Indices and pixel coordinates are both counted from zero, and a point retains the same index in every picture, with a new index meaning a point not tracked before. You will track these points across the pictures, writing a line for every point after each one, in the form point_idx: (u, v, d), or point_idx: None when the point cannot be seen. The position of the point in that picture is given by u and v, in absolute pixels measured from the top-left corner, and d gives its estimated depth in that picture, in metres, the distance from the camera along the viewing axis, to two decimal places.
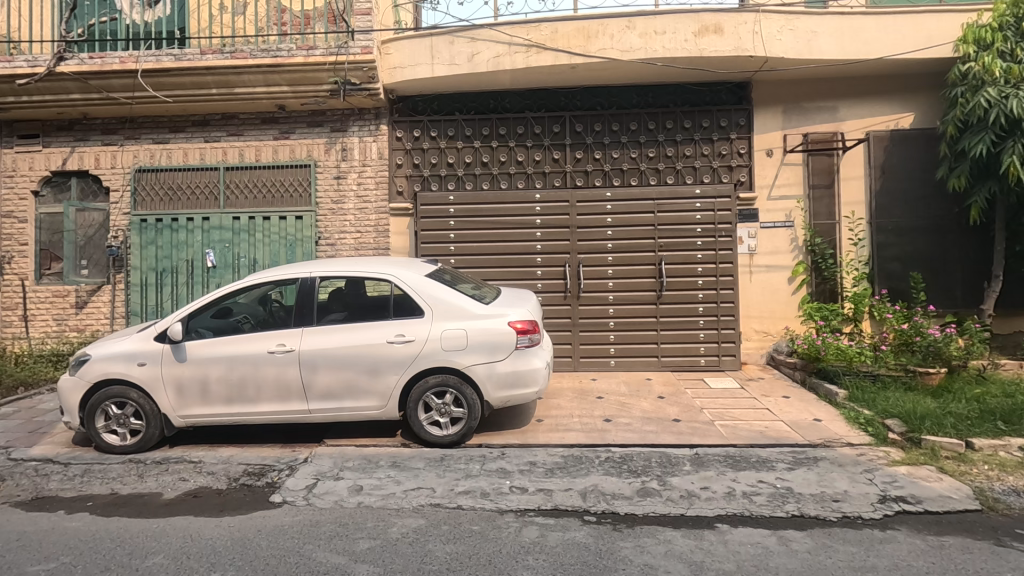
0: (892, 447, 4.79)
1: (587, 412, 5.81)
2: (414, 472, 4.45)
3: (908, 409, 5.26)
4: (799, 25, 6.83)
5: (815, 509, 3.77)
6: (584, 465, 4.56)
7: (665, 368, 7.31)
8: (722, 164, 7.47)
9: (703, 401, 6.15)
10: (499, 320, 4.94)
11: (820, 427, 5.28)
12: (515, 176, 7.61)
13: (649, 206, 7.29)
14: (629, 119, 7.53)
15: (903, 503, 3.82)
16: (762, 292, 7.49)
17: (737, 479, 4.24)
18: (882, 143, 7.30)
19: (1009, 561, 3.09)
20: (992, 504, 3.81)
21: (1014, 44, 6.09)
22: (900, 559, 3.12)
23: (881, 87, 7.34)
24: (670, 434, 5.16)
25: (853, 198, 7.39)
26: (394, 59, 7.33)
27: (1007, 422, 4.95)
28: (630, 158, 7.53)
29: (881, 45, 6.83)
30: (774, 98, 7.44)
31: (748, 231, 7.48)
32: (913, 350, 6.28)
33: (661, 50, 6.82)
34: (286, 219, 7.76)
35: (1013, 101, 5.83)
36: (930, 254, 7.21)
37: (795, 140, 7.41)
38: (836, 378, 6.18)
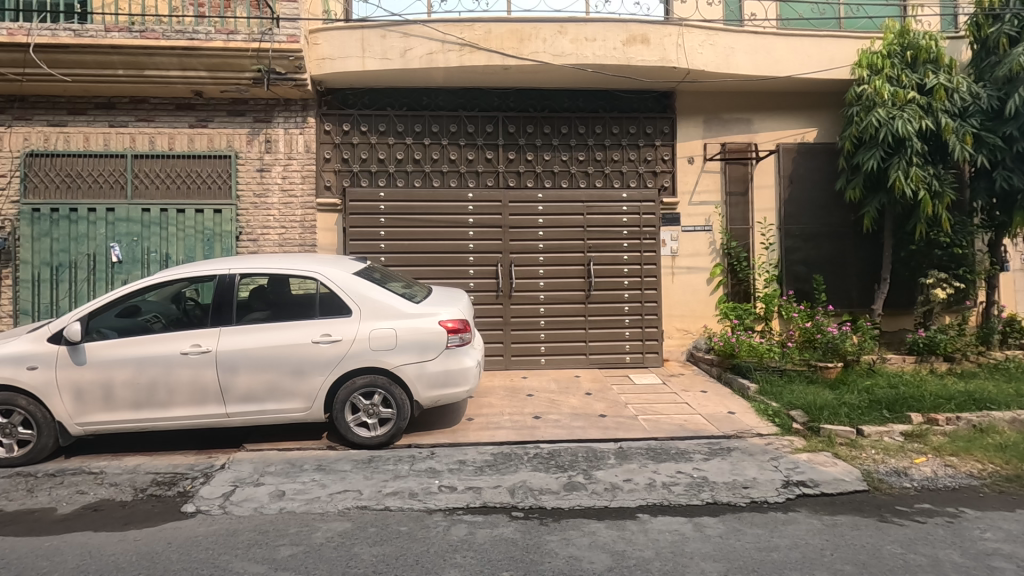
0: (796, 436, 5.20)
1: (517, 410, 5.89)
2: (340, 475, 4.34)
3: (809, 401, 5.73)
4: (718, 41, 7.24)
5: (727, 496, 4.03)
6: (513, 462, 4.62)
7: (593, 365, 7.54)
8: (647, 170, 7.80)
9: (628, 397, 6.40)
10: (430, 318, 4.91)
11: (734, 419, 5.64)
12: (448, 174, 7.57)
13: (579, 208, 7.52)
14: (560, 122, 7.69)
15: (804, 487, 4.16)
16: (683, 292, 7.87)
17: (657, 470, 4.46)
18: (790, 154, 7.88)
19: (891, 535, 3.44)
20: (878, 485, 4.23)
21: (900, 70, 6.76)
22: (800, 539, 3.40)
23: (789, 103, 7.92)
24: (596, 429, 5.34)
25: (765, 205, 7.93)
26: (322, 49, 7.09)
27: (892, 410, 5.50)
28: (561, 161, 7.69)
29: (790, 65, 7.38)
30: (695, 108, 7.84)
31: (671, 235, 7.84)
32: (815, 346, 6.85)
33: (592, 57, 7.01)
34: (203, 212, 7.30)
35: (899, 121, 6.47)
36: (831, 258, 7.87)
37: (714, 149, 7.86)
38: (749, 373, 6.61)
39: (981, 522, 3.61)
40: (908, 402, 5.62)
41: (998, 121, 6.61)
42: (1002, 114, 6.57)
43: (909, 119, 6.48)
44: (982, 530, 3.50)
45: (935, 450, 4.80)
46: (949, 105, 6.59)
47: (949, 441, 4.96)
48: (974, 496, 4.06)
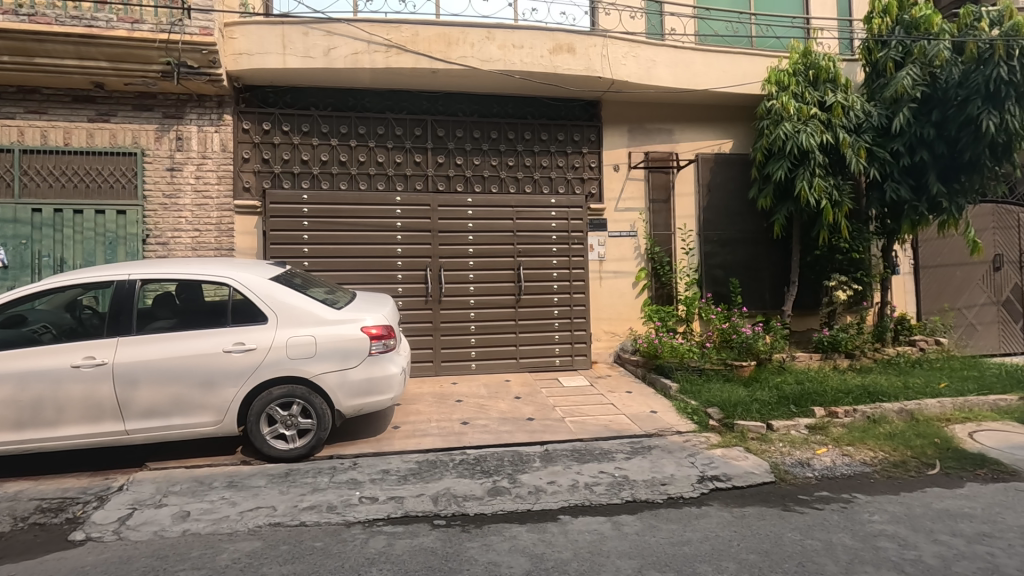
0: (712, 433, 5.46)
1: (445, 416, 5.83)
2: (253, 491, 4.12)
3: (724, 398, 6.02)
4: (641, 53, 7.49)
5: (645, 493, 4.15)
6: (438, 469, 4.56)
7: (523, 368, 7.61)
8: (575, 176, 7.98)
9: (556, 399, 6.48)
10: (351, 325, 4.76)
11: (656, 418, 5.85)
12: (375, 176, 7.42)
13: (509, 213, 7.62)
14: (489, 127, 7.72)
15: (717, 481, 4.36)
16: (611, 296, 8.07)
17: (581, 471, 4.53)
18: (708, 164, 8.29)
19: (792, 522, 3.65)
20: (784, 476, 4.50)
21: (804, 88, 7.26)
22: (710, 531, 3.55)
23: (707, 115, 8.33)
24: (523, 432, 5.37)
25: (686, 212, 8.28)
26: (239, 44, 6.76)
27: (798, 405, 5.88)
28: (491, 166, 7.72)
29: (706, 79, 7.77)
30: (620, 117, 8.09)
31: (598, 240, 8.03)
32: (731, 346, 7.22)
33: (519, 64, 7.09)
34: (104, 213, 6.76)
35: (803, 135, 6.95)
36: (746, 262, 8.33)
37: (638, 157, 8.14)
38: (671, 373, 6.89)
39: (870, 506, 3.90)
40: (813, 397, 6.02)
41: (887, 137, 7.21)
42: (890, 131, 7.18)
43: (811, 133, 6.97)
44: (871, 513, 3.79)
45: (835, 441, 5.16)
46: (846, 121, 7.13)
47: (846, 432, 5.36)
48: (866, 482, 4.39)
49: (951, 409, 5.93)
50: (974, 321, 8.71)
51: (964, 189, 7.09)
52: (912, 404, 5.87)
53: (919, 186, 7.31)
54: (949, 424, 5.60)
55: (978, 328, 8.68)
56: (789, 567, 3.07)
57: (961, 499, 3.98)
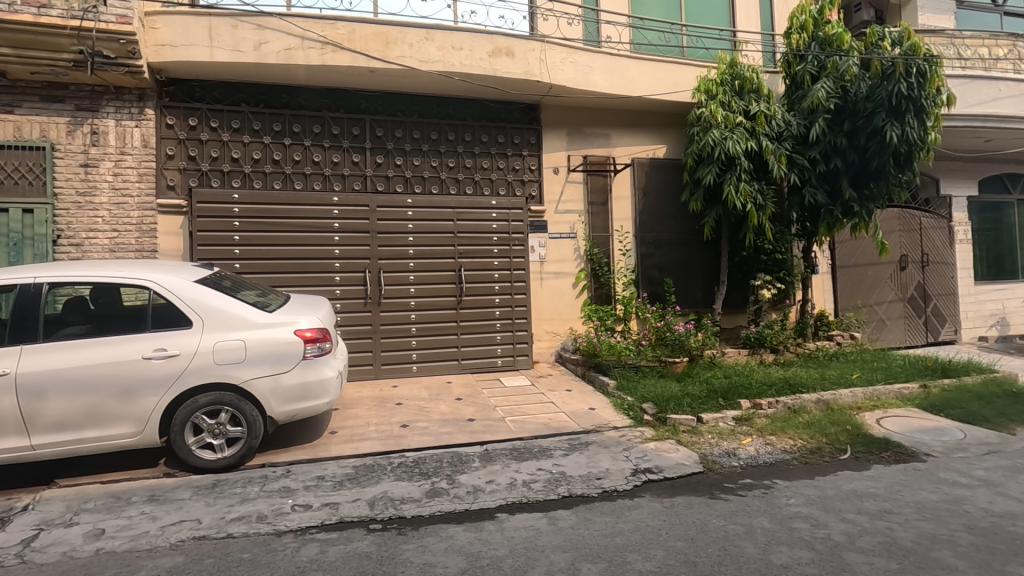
0: (646, 427, 5.66)
1: (384, 419, 5.75)
2: (176, 504, 3.91)
3: (658, 393, 6.25)
4: (578, 59, 7.67)
5: (581, 487, 4.26)
6: (375, 473, 4.50)
7: (465, 370, 7.64)
8: (515, 179, 8.07)
9: (497, 400, 6.53)
10: (284, 328, 4.62)
11: (594, 414, 6.00)
12: (311, 176, 7.22)
13: (449, 214, 7.64)
14: (429, 128, 7.68)
15: (649, 473, 4.52)
16: (552, 296, 8.19)
17: (519, 469, 4.59)
18: (643, 168, 8.57)
19: (717, 509, 3.84)
20: (712, 466, 4.72)
21: (730, 97, 7.65)
22: (641, 522, 3.68)
23: (642, 120, 8.63)
24: (464, 433, 5.38)
25: (622, 215, 8.52)
26: (161, 34, 6.42)
27: (726, 398, 6.18)
28: (431, 166, 7.69)
29: (641, 86, 8.04)
30: (559, 121, 8.26)
31: (539, 241, 8.14)
32: (665, 343, 7.51)
33: (458, 66, 7.09)
34: (7, 211, 6.24)
35: (729, 142, 7.32)
36: (679, 263, 8.68)
37: (576, 160, 8.32)
38: (609, 370, 7.07)
39: (788, 490, 4.17)
40: (739, 390, 6.34)
41: (805, 146, 7.71)
42: (807, 139, 7.68)
43: (737, 140, 7.35)
44: (789, 497, 4.05)
45: (759, 431, 5.47)
46: (769, 130, 7.57)
47: (769, 422, 5.69)
48: (785, 468, 4.68)
49: (862, 398, 6.40)
50: (884, 316, 9.44)
51: (873, 194, 7.65)
52: (828, 395, 6.30)
53: (834, 191, 7.84)
54: (859, 411, 6.06)
55: (888, 323, 9.42)
56: (712, 551, 3.22)
57: (867, 480, 4.32)
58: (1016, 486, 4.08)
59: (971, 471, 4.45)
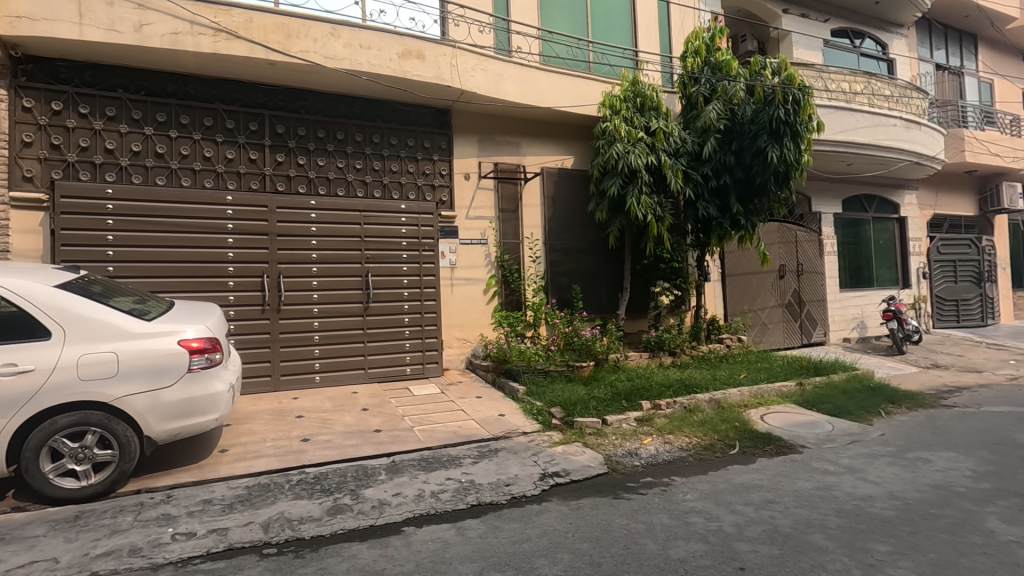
0: (554, 431, 5.76)
1: (282, 434, 5.39)
2: (27, 543, 3.40)
3: (566, 397, 6.38)
4: (489, 67, 7.72)
5: (490, 495, 4.24)
6: (271, 493, 4.19)
7: (372, 379, 7.40)
8: (425, 183, 7.94)
9: (405, 409, 6.36)
10: (166, 338, 4.19)
11: (504, 421, 6.02)
12: (201, 173, 6.67)
13: (356, 217, 7.39)
14: (335, 127, 7.36)
15: (556, 477, 4.59)
16: (462, 302, 8.13)
17: (427, 480, 4.48)
18: (552, 177, 8.77)
19: (620, 509, 3.98)
20: (615, 466, 4.90)
21: (633, 113, 8.05)
22: (548, 526, 3.71)
23: (551, 131, 8.85)
24: (370, 445, 5.17)
25: (532, 222, 8.66)
26: (17, 5, 5.62)
27: (629, 400, 6.45)
28: (337, 167, 7.37)
29: (550, 98, 8.24)
30: (470, 127, 8.26)
31: (449, 247, 8.06)
32: (573, 348, 7.71)
33: (366, 65, 6.87)
34: None
35: (632, 156, 7.69)
36: (586, 271, 8.96)
37: (487, 167, 8.35)
38: (518, 376, 7.12)
39: (685, 486, 4.41)
40: (640, 392, 6.64)
41: (698, 162, 8.28)
42: (700, 157, 8.25)
43: (639, 154, 7.74)
44: (685, 492, 4.28)
45: (658, 431, 5.75)
46: (667, 146, 8.04)
47: (667, 422, 6.02)
48: (682, 465, 4.95)
49: (748, 396, 6.95)
50: (766, 321, 10.34)
51: (757, 209, 8.36)
52: (719, 394, 6.78)
53: (723, 206, 8.47)
54: (746, 408, 6.56)
55: (769, 326, 10.33)
56: (616, 551, 3.32)
57: (753, 473, 4.67)
58: (874, 471, 4.60)
59: (838, 459, 4.97)
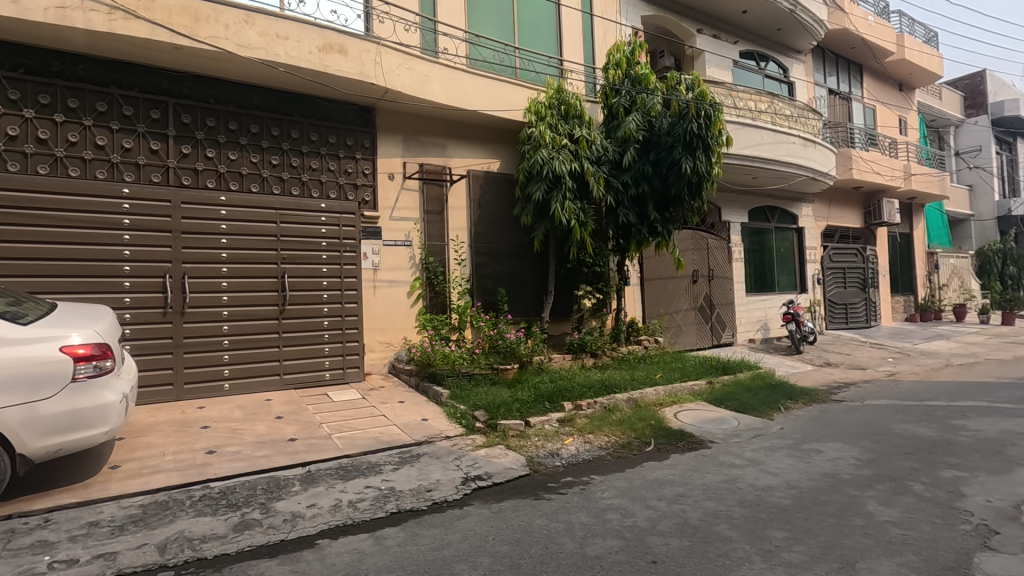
0: (477, 434, 5.75)
1: (185, 447, 5.01)
2: None
3: (490, 400, 6.38)
4: (414, 67, 7.61)
5: (410, 502, 4.15)
6: (169, 511, 3.87)
7: (287, 386, 7.06)
8: (347, 182, 7.69)
9: (323, 416, 6.10)
10: (46, 344, 3.77)
11: (426, 425, 5.93)
12: (93, 162, 6.09)
13: (271, 216, 7.03)
14: (248, 120, 6.96)
15: (479, 480, 4.58)
16: (385, 305, 7.93)
17: (345, 489, 4.32)
18: (479, 180, 8.77)
19: (541, 510, 4.03)
20: (537, 467, 4.96)
21: (557, 120, 8.22)
22: (469, 531, 3.69)
23: (478, 134, 8.85)
24: (283, 455, 4.91)
25: (458, 225, 8.61)
26: None
27: (551, 402, 6.56)
28: (250, 162, 6.98)
29: (476, 101, 8.24)
30: (394, 127, 8.09)
31: (372, 248, 7.84)
32: (497, 351, 7.74)
33: (283, 56, 6.55)
34: None
35: (556, 162, 7.84)
36: (512, 274, 9.02)
37: (412, 168, 8.21)
38: (442, 380, 7.05)
39: (603, 484, 4.54)
40: (563, 393, 6.78)
41: (619, 171, 8.57)
42: (621, 166, 8.55)
43: (563, 161, 7.90)
44: (603, 490, 4.41)
45: (579, 430, 5.89)
46: (590, 154, 8.26)
47: (588, 422, 6.18)
48: (601, 464, 5.10)
49: (663, 395, 7.28)
50: (680, 323, 10.89)
51: (672, 218, 8.76)
52: (637, 394, 7.05)
53: (642, 213, 8.81)
54: (661, 407, 6.87)
55: (683, 328, 10.89)
56: (535, 551, 3.36)
57: (667, 469, 4.89)
58: (773, 462, 4.96)
59: (742, 453, 5.31)
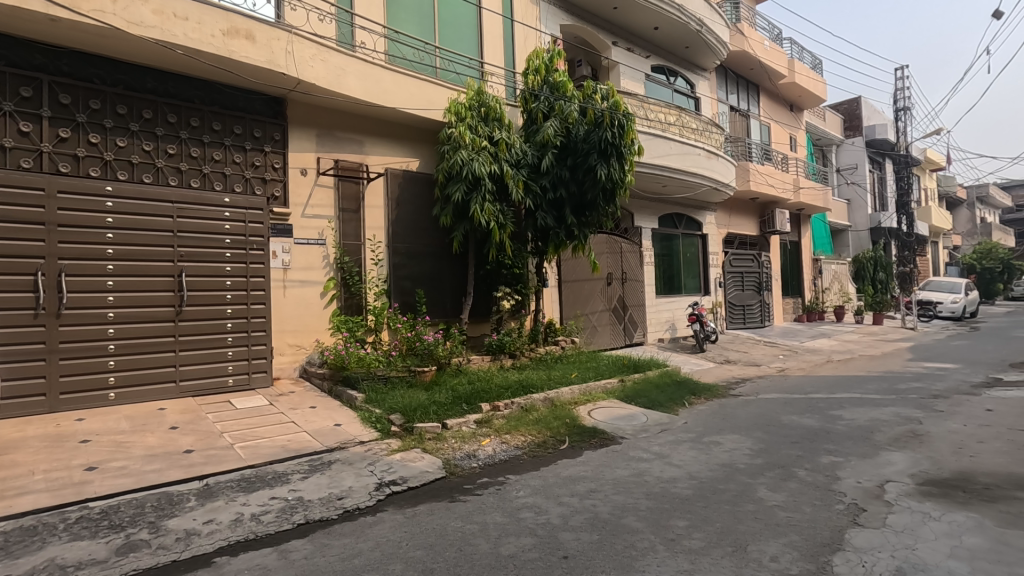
0: (393, 438, 5.63)
1: (59, 464, 4.49)
2: None
3: (406, 403, 6.26)
4: (329, 59, 7.33)
5: (320, 511, 3.99)
6: (37, 537, 3.45)
7: (184, 394, 6.54)
8: (254, 176, 7.27)
9: (225, 424, 5.72)
10: None
11: (339, 431, 5.72)
12: None
13: (167, 209, 6.51)
14: (141, 104, 6.39)
15: (393, 485, 4.48)
16: (296, 306, 7.54)
17: (247, 502, 4.07)
18: (397, 179, 8.60)
19: (456, 512, 4.01)
20: (453, 469, 4.94)
21: (477, 122, 8.24)
22: (381, 538, 3.60)
23: (396, 132, 8.67)
24: (177, 468, 4.54)
25: (375, 224, 8.38)
26: None
27: (469, 403, 6.55)
28: (142, 150, 6.41)
29: (395, 98, 8.08)
30: (307, 120, 7.75)
31: (282, 246, 7.46)
32: (415, 354, 7.59)
33: (182, 38, 6.07)
34: None
35: (475, 163, 7.85)
36: (430, 275, 8.93)
37: (327, 163, 7.90)
38: (357, 384, 6.83)
39: (517, 484, 4.60)
40: (480, 394, 6.79)
41: (537, 175, 8.71)
42: (539, 170, 8.69)
43: (482, 163, 7.91)
44: (517, 489, 4.46)
45: (496, 431, 5.93)
46: (509, 157, 8.34)
47: (505, 422, 6.23)
48: (516, 463, 5.17)
49: (578, 394, 7.49)
50: (595, 324, 11.27)
51: (588, 222, 9.04)
52: (552, 393, 7.21)
53: (559, 217, 9.01)
54: (576, 405, 7.07)
55: (598, 329, 11.28)
56: (449, 554, 3.33)
57: (580, 466, 5.04)
58: (677, 455, 5.26)
59: (650, 447, 5.58)
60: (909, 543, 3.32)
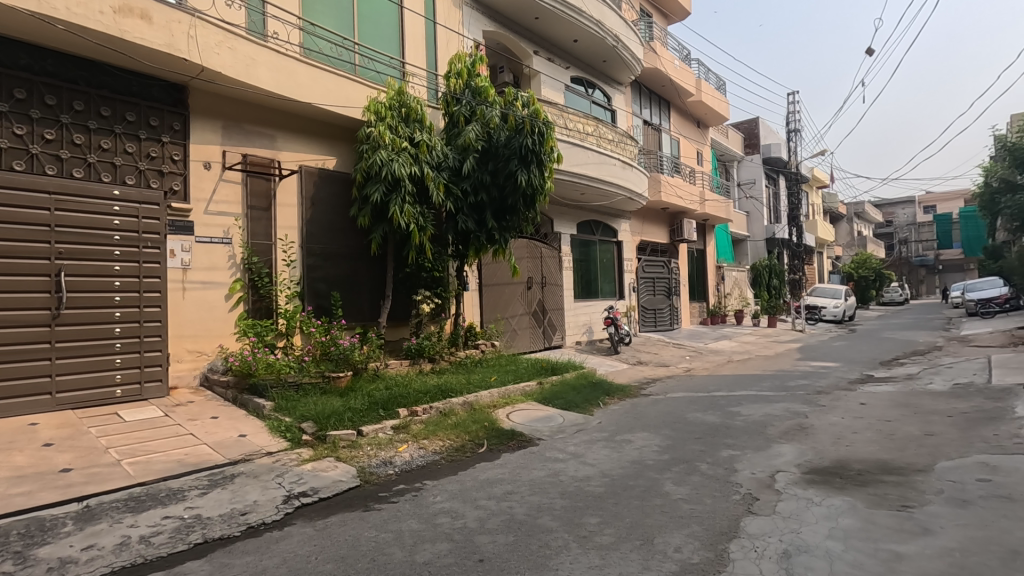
0: (304, 447, 5.38)
1: None
2: None
3: (319, 410, 6.00)
4: (237, 47, 6.92)
5: (220, 529, 3.73)
6: None
7: (61, 407, 5.87)
8: (150, 167, 6.70)
9: (110, 439, 5.20)
10: None
11: (244, 442, 5.38)
12: None
13: (44, 201, 5.85)
14: (11, 82, 5.71)
15: (302, 498, 4.28)
16: (197, 310, 7.03)
17: (135, 523, 3.72)
18: (312, 177, 8.25)
19: (370, 521, 3.90)
20: (368, 477, 4.80)
21: (398, 122, 8.09)
22: (288, 553, 3.42)
23: (311, 129, 8.32)
24: (51, 490, 4.07)
25: (287, 224, 7.99)
26: None
27: (386, 409, 6.39)
28: (13, 134, 5.73)
29: (310, 93, 7.76)
30: (212, 111, 7.27)
31: (182, 244, 6.92)
32: (329, 358, 7.29)
33: (64, 11, 5.49)
34: None
35: (395, 164, 7.70)
36: (347, 277, 8.64)
37: (234, 158, 7.43)
38: (265, 392, 6.49)
39: (434, 489, 4.55)
40: (398, 399, 6.65)
41: (459, 178, 8.68)
42: (461, 173, 8.66)
43: (402, 163, 7.78)
44: (434, 495, 4.41)
45: (414, 436, 5.84)
46: (430, 159, 8.26)
47: (423, 427, 6.14)
48: (434, 468, 5.11)
49: (497, 397, 7.54)
50: (515, 327, 11.40)
51: (509, 226, 9.14)
52: (471, 397, 7.21)
53: (480, 221, 9.04)
54: (495, 408, 7.11)
55: (518, 332, 11.42)
56: (361, 565, 3.23)
57: (497, 468, 5.07)
58: (591, 455, 5.43)
59: (565, 447, 5.73)
60: (795, 527, 3.63)
